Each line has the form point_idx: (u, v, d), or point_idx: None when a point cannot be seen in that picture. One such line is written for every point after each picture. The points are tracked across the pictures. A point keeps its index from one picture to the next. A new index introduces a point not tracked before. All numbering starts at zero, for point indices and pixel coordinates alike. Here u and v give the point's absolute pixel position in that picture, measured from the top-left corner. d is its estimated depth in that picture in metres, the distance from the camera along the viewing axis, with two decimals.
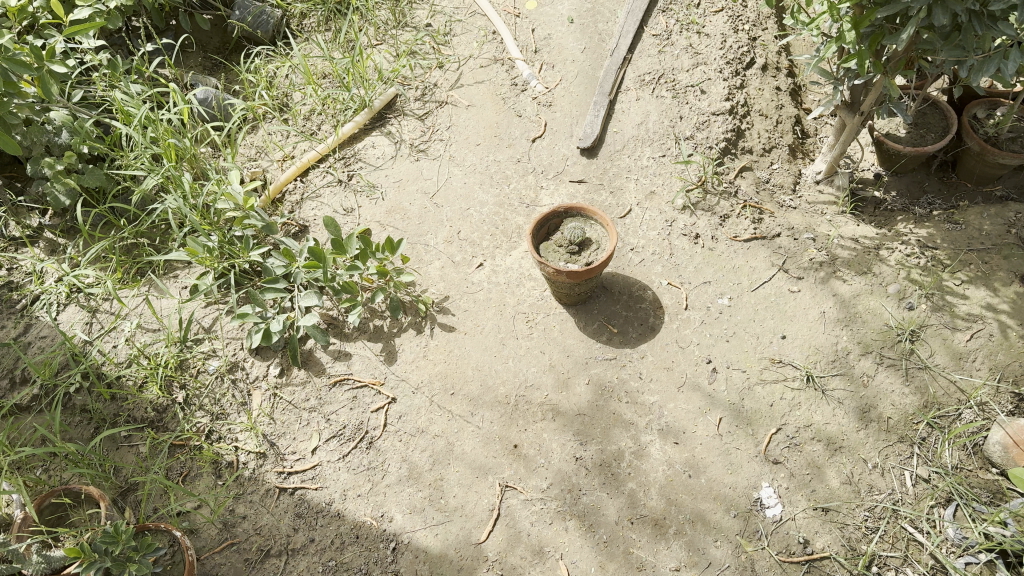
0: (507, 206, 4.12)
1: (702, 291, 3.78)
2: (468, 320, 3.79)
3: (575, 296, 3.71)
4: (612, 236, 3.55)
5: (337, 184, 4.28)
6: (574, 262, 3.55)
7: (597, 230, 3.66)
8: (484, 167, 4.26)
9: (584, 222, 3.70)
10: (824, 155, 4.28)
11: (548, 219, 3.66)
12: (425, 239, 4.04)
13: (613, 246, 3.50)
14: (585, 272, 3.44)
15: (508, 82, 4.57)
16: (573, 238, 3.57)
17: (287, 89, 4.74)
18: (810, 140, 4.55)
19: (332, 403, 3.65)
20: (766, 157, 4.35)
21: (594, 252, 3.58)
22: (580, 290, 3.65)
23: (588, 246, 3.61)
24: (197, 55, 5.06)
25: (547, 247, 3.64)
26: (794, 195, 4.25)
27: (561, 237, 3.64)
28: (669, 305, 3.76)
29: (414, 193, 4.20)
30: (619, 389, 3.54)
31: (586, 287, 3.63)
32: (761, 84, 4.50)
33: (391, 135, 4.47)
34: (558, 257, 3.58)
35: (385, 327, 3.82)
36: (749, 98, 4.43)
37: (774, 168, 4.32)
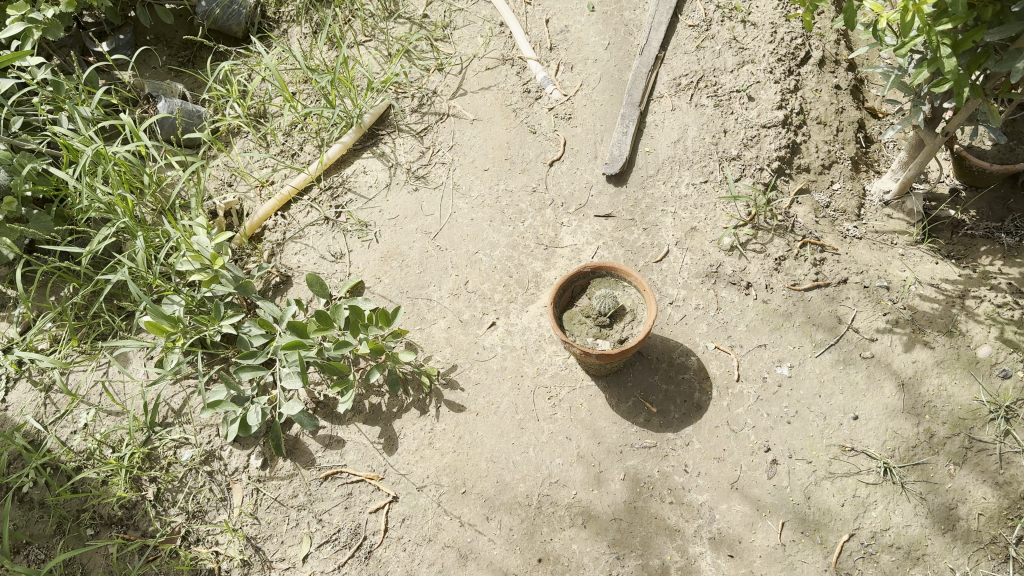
0: (521, 249, 3.51)
1: (756, 358, 3.20)
2: (480, 395, 3.22)
3: (605, 369, 3.12)
4: (650, 305, 2.93)
5: (323, 223, 3.66)
6: (605, 339, 2.97)
7: (633, 293, 3.04)
8: (494, 198, 3.63)
9: (616, 282, 3.08)
10: (894, 173, 3.63)
11: (572, 283, 3.05)
12: (428, 293, 3.44)
13: (652, 319, 2.88)
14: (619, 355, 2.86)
15: (520, 88, 3.90)
16: (603, 310, 2.97)
17: (264, 101, 4.09)
18: (875, 151, 3.91)
19: (323, 501, 3.12)
20: (825, 176, 3.73)
21: (629, 323, 2.99)
22: (610, 365, 3.05)
23: (622, 316, 3.01)
24: (163, 53, 4.45)
25: (573, 315, 3.05)
26: (858, 224, 3.63)
27: (588, 305, 3.04)
28: (718, 376, 3.18)
29: (413, 233, 3.58)
30: (662, 486, 2.99)
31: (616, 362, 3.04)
32: (817, 84, 3.82)
33: (384, 157, 3.82)
34: (586, 331, 3.00)
35: (382, 405, 3.24)
36: (804, 104, 3.77)
37: (835, 189, 3.72)
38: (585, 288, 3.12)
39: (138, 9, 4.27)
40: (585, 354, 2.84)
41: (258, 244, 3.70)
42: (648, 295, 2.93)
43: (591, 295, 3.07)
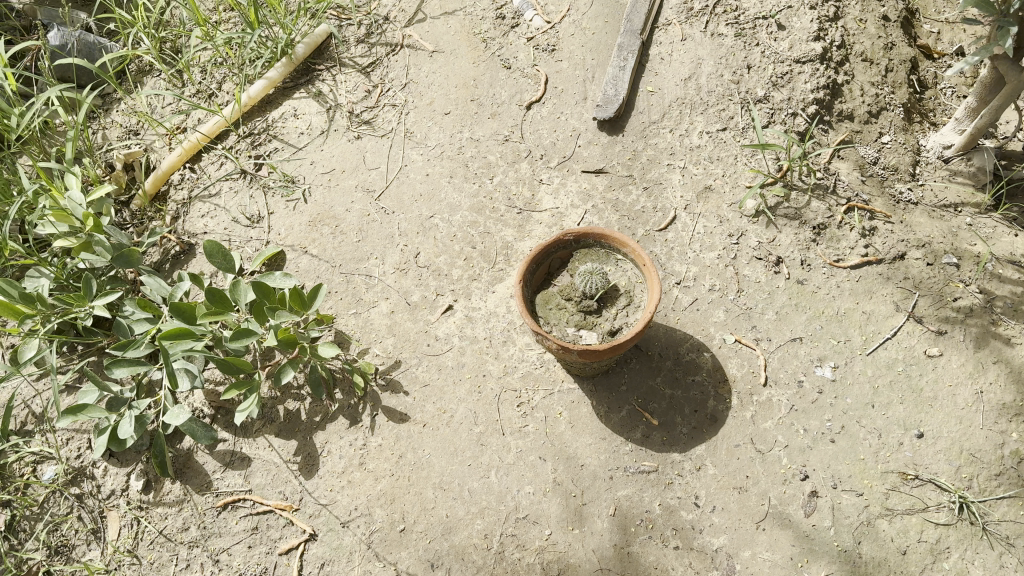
0: (488, 213, 2.74)
1: (789, 355, 2.46)
2: (428, 401, 2.46)
3: (590, 369, 2.36)
4: (653, 284, 2.17)
5: (238, 177, 2.89)
6: (592, 330, 2.21)
7: (630, 269, 2.28)
8: (455, 148, 2.86)
9: (608, 254, 2.32)
10: (960, 123, 2.93)
11: (549, 255, 2.29)
12: (365, 269, 2.65)
13: (656, 302, 2.12)
14: (610, 351, 2.10)
15: (492, 13, 3.12)
16: (590, 291, 2.21)
17: (179, 31, 3.33)
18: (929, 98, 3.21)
19: (220, 536, 2.35)
20: (872, 125, 3.00)
21: (624, 309, 2.23)
22: (597, 363, 2.29)
23: (615, 299, 2.25)
24: None
25: (549, 298, 2.29)
26: (915, 184, 2.90)
27: (570, 285, 2.28)
28: (739, 379, 2.44)
29: (351, 191, 2.79)
30: (664, 525, 2.24)
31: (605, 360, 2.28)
32: (862, 15, 3.15)
33: (321, 98, 3.06)
34: (566, 319, 2.24)
35: (301, 413, 2.47)
36: (846, 36, 3.09)
37: (883, 144, 2.98)
38: (565, 262, 2.35)
39: None
40: (565, 349, 2.08)
41: (162, 206, 2.95)
42: (651, 271, 2.17)
43: (573, 271, 2.30)
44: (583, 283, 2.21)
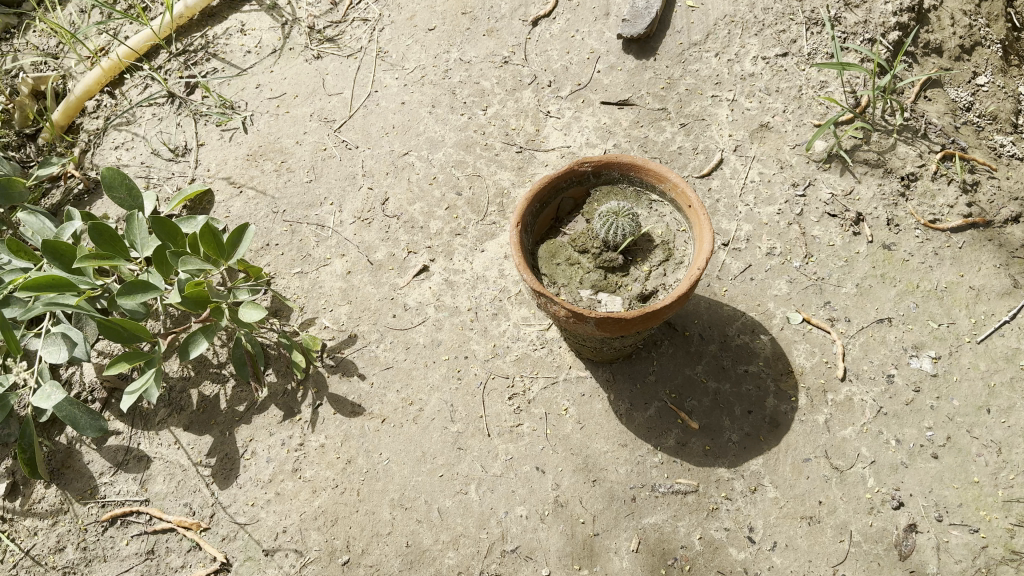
0: (479, 150, 2.12)
1: (874, 341, 1.84)
2: (391, 388, 1.82)
3: (609, 349, 1.73)
4: (701, 230, 1.56)
5: (164, 101, 2.29)
6: (617, 293, 1.59)
7: (668, 214, 1.67)
8: (440, 71, 2.25)
9: (637, 195, 1.71)
10: None
11: (559, 191, 1.67)
12: (316, 218, 2.02)
13: (708, 252, 1.51)
14: (644, 320, 1.48)
15: None
16: (615, 238, 1.59)
17: None
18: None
19: (103, 561, 1.69)
20: (964, 62, 2.41)
21: (661, 266, 1.61)
22: (619, 341, 1.66)
23: (648, 253, 1.64)
24: None
25: (556, 249, 1.66)
26: (1017, 135, 2.32)
27: (586, 233, 1.66)
28: (807, 371, 1.82)
29: (305, 120, 2.17)
30: (707, 566, 1.61)
31: (629, 337, 1.65)
32: None
33: (276, 11, 2.44)
34: (580, 278, 1.61)
35: (221, 401, 1.83)
36: None
37: (979, 87, 2.39)
38: (579, 205, 1.74)
39: None
40: (581, 315, 1.46)
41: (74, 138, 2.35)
42: (700, 211, 1.56)
43: (591, 215, 1.68)
44: (605, 227, 1.59)
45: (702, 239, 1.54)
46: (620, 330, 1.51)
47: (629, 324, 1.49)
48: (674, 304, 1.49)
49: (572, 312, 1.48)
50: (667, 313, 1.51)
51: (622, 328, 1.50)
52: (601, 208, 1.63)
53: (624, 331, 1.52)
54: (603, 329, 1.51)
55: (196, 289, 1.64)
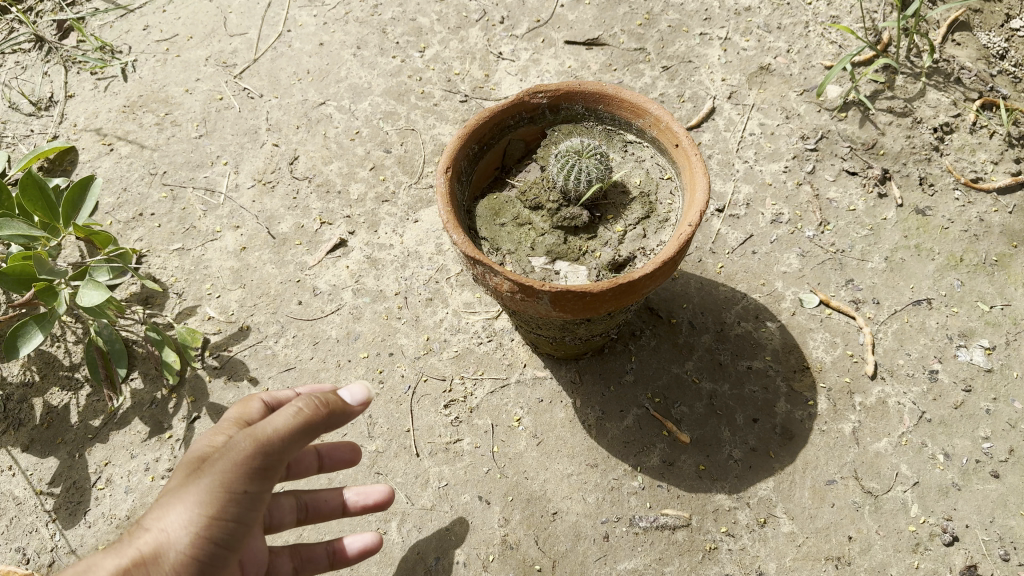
0: (413, 99, 1.71)
1: (910, 329, 1.45)
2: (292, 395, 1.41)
3: (572, 342, 1.34)
4: (692, 174, 1.16)
5: (31, 48, 1.84)
6: (580, 261, 1.18)
7: (647, 158, 1.27)
8: (370, 7, 1.85)
9: (608, 135, 1.31)
10: None
11: (505, 129, 1.27)
12: (205, 181, 1.61)
13: (703, 201, 1.12)
14: (617, 293, 1.08)
15: None
16: (578, 187, 1.19)
17: None
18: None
19: None
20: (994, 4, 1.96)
21: (639, 225, 1.21)
22: (585, 327, 1.26)
23: (623, 209, 1.24)
24: None
25: (500, 205, 1.26)
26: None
27: (540, 183, 1.25)
28: (826, 366, 1.43)
29: (199, 64, 1.77)
30: None
31: (598, 321, 1.25)
32: None
33: None
34: (530, 241, 1.20)
35: (68, 410, 1.41)
36: None
37: (1011, 34, 1.92)
38: (532, 150, 1.33)
39: None
40: (531, 285, 1.06)
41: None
42: (690, 149, 1.17)
43: (548, 161, 1.28)
44: (564, 172, 1.19)
45: (694, 186, 1.15)
46: (583, 309, 1.11)
47: (596, 301, 1.08)
48: (657, 272, 1.09)
49: (518, 283, 1.07)
50: (648, 285, 1.11)
51: (587, 305, 1.09)
52: (559, 148, 1.23)
53: (589, 310, 1.11)
54: (559, 308, 1.11)
55: (21, 267, 1.28)
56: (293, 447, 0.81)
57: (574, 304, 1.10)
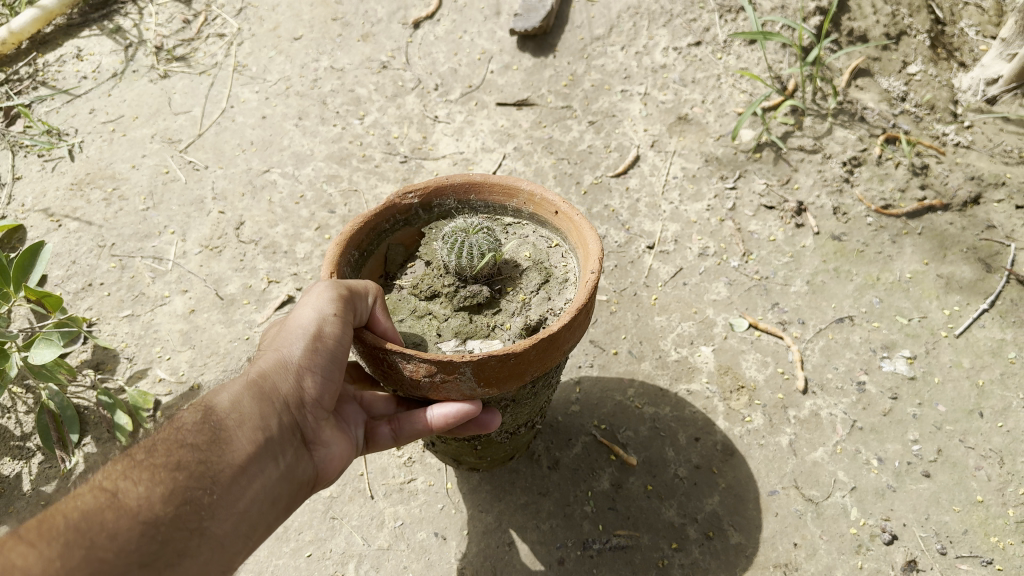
0: (355, 162, 1.80)
1: (836, 345, 1.53)
2: None
3: (497, 438, 1.24)
4: (579, 231, 1.16)
5: None
6: (491, 336, 1.11)
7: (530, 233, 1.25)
8: (310, 82, 1.96)
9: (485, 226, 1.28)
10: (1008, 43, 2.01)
11: (382, 233, 1.20)
12: (152, 250, 1.66)
13: (598, 249, 1.11)
14: (540, 351, 1.00)
15: None
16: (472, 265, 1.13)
17: None
18: (953, 31, 2.21)
19: None
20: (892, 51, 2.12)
21: (540, 291, 1.17)
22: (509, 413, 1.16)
23: (519, 281, 1.18)
24: None
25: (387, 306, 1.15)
26: (958, 124, 2.02)
27: (425, 276, 1.18)
28: (760, 385, 1.50)
29: (145, 141, 1.84)
30: None
31: (524, 402, 1.15)
32: None
33: (119, 35, 2.09)
34: (434, 329, 1.12)
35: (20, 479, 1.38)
36: None
37: (910, 76, 2.10)
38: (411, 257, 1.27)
39: None
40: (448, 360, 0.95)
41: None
42: (571, 212, 1.17)
43: (431, 256, 1.20)
44: (454, 253, 1.14)
45: (585, 240, 1.14)
46: (509, 379, 1.01)
47: (521, 367, 0.99)
48: (575, 323, 1.03)
49: (433, 360, 0.96)
50: (568, 341, 1.05)
51: (513, 373, 1.00)
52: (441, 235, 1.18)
53: (514, 380, 1.02)
54: (482, 385, 1.00)
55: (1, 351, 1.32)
56: (321, 401, 0.92)
57: (498, 375, 1.00)
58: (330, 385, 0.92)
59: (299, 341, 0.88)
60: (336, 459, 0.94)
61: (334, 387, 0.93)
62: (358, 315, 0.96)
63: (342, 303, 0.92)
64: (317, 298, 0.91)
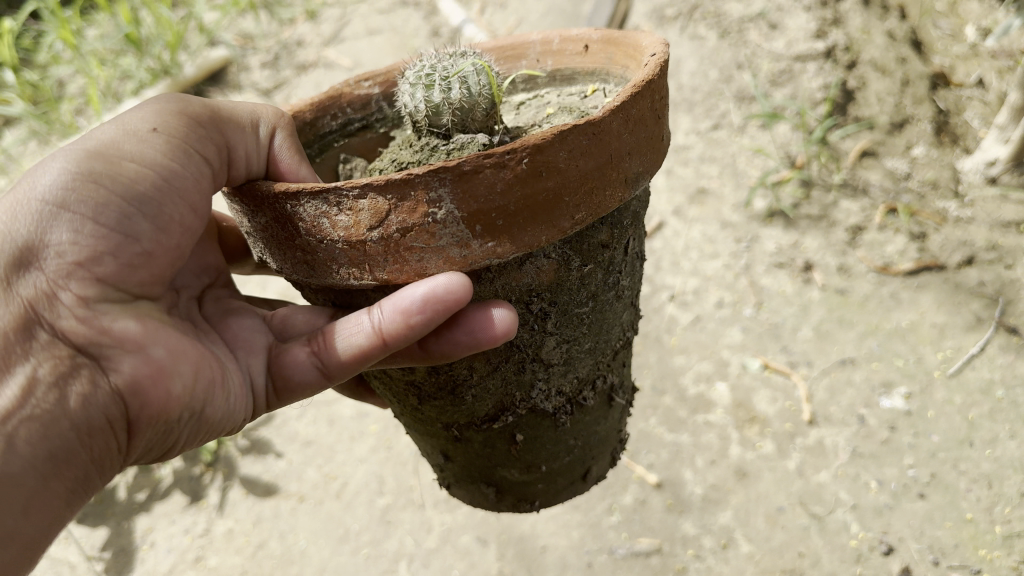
0: None
1: (839, 383, 1.71)
2: (311, 464, 1.72)
3: (548, 409, 1.09)
4: (619, 48, 1.12)
5: None
6: None
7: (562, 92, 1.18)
8: None
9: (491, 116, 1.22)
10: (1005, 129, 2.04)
11: (323, 135, 1.17)
12: None
13: (653, 40, 1.03)
14: (578, 155, 0.82)
15: (426, 30, 2.65)
16: (455, 96, 1.00)
17: (63, 77, 2.84)
18: (958, 120, 2.26)
19: None
20: (897, 135, 2.17)
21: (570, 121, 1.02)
22: (557, 344, 1.01)
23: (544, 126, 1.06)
24: None
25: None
26: None
27: (392, 154, 1.04)
28: (770, 416, 1.67)
29: None
30: None
31: (575, 315, 1.00)
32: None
33: None
34: None
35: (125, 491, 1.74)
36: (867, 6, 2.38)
37: (914, 157, 2.14)
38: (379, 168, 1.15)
39: None
40: (409, 173, 0.77)
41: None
42: (602, 35, 1.15)
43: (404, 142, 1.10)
44: (427, 86, 1.01)
45: (634, 43, 1.08)
46: (537, 215, 0.83)
47: (544, 186, 0.81)
48: (629, 120, 0.87)
49: (384, 180, 0.77)
50: (623, 149, 0.87)
51: (536, 206, 0.82)
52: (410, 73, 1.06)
53: (534, 217, 0.83)
54: (496, 202, 0.80)
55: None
56: (115, 270, 0.78)
57: (511, 212, 0.81)
58: (120, 251, 0.77)
59: (54, 173, 0.76)
60: (142, 366, 0.77)
61: (141, 250, 0.79)
62: (201, 150, 0.83)
63: (144, 136, 0.80)
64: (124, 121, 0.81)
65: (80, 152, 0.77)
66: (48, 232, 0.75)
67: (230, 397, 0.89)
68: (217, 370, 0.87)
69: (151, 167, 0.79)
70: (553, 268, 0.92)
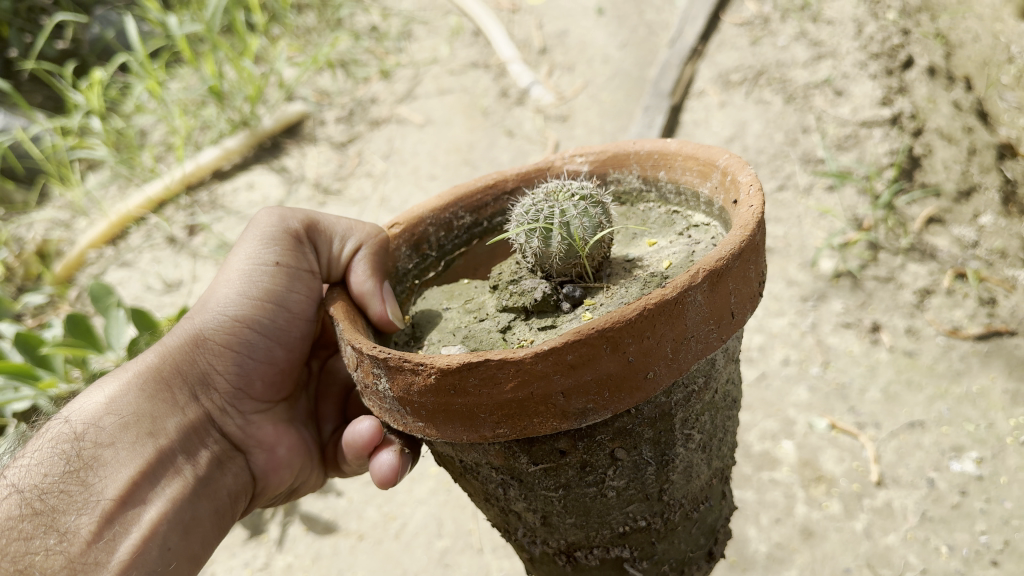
0: None
1: (908, 445, 1.68)
2: (372, 503, 1.73)
3: (536, 551, 1.08)
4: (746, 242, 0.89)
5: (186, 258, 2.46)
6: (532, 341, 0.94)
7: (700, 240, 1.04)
8: None
9: (672, 216, 1.14)
10: None
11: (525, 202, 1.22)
12: None
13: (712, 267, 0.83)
14: (485, 387, 0.81)
15: (495, 91, 2.74)
16: (532, 244, 1.02)
17: (146, 126, 2.98)
18: None
19: None
20: (964, 204, 2.14)
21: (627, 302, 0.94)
22: (529, 509, 1.01)
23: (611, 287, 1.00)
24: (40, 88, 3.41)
25: (465, 291, 1.12)
26: None
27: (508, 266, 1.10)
28: (836, 475, 1.64)
29: None
30: None
31: (545, 494, 0.97)
32: (973, 51, 2.55)
33: (284, 172, 2.67)
34: (479, 313, 1.03)
35: None
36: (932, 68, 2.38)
37: (981, 225, 2.10)
38: None
39: (25, 42, 3.40)
40: (358, 344, 0.89)
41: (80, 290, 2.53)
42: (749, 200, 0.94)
43: None
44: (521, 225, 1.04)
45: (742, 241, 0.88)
46: (452, 420, 0.86)
47: (456, 402, 0.84)
48: (570, 366, 0.80)
49: (352, 342, 0.92)
50: (561, 389, 0.81)
51: (451, 414, 0.85)
52: (541, 193, 1.07)
53: (460, 422, 0.86)
54: (413, 397, 0.86)
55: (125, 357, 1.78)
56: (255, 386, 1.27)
57: (434, 406, 0.86)
58: (256, 370, 1.26)
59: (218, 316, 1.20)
60: (267, 456, 1.30)
61: (272, 369, 1.27)
62: (301, 263, 1.21)
63: (276, 275, 1.19)
64: (246, 254, 1.21)
65: (232, 295, 1.21)
66: (218, 358, 1.22)
67: (315, 467, 1.41)
68: (306, 448, 1.37)
69: (279, 300, 1.22)
70: (501, 455, 0.93)
